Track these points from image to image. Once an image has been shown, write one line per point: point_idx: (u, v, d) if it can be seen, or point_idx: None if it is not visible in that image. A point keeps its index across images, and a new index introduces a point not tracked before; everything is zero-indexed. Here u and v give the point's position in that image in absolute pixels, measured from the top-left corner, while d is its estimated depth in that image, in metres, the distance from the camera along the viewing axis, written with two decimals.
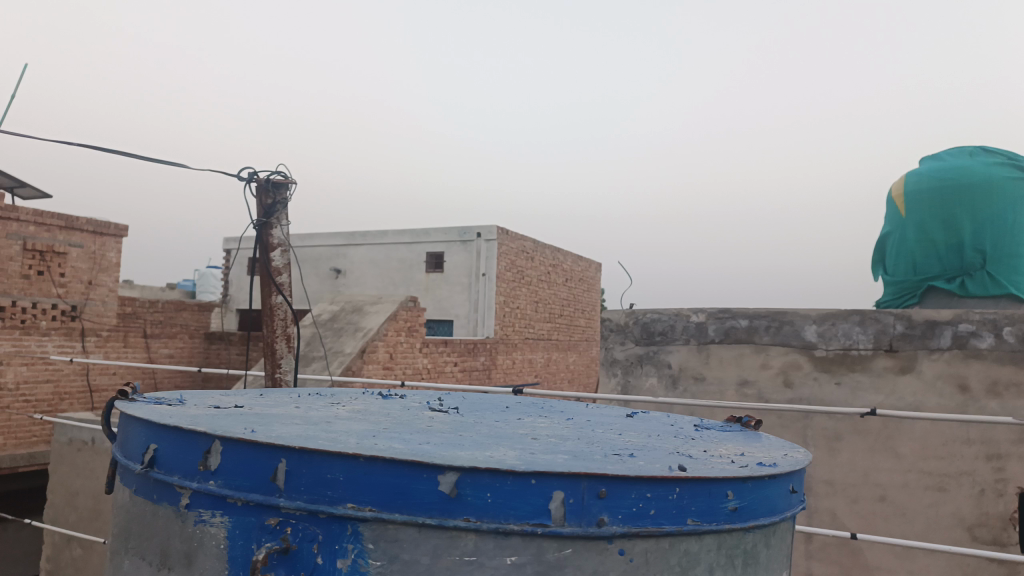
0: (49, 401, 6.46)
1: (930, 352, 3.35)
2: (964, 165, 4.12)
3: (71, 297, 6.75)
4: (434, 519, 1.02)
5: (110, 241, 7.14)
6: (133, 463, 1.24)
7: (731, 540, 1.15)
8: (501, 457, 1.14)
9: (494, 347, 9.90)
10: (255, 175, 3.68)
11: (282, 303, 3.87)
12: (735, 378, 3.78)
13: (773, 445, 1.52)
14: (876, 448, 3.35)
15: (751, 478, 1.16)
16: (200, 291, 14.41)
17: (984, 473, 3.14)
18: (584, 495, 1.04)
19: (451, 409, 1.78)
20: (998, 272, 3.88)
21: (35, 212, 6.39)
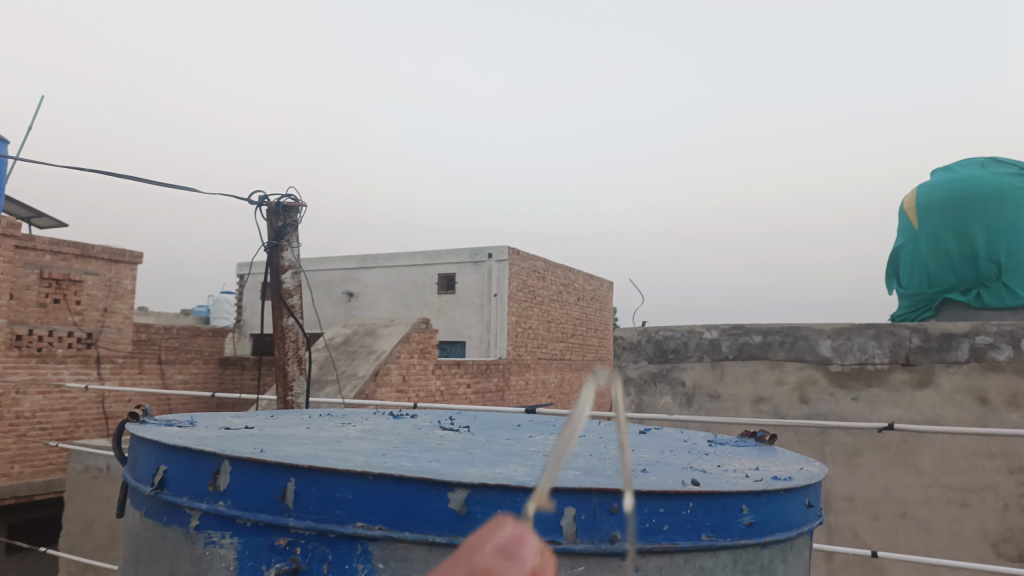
0: (65, 429, 6.51)
1: (948, 365, 3.31)
2: (976, 175, 4.10)
3: (87, 325, 6.80)
4: (444, 537, 1.01)
5: (124, 269, 7.19)
6: (142, 486, 1.24)
7: (747, 556, 1.13)
8: (512, 473, 1.13)
9: (508, 368, 9.89)
10: (265, 199, 3.71)
11: (293, 325, 3.88)
12: (750, 395, 3.74)
13: (788, 459, 1.50)
14: (896, 463, 3.30)
15: (766, 492, 1.15)
16: (214, 317, 14.51)
17: (1007, 487, 3.07)
18: (596, 510, 1.02)
19: (461, 428, 1.77)
20: (1014, 282, 3.81)
21: (51, 242, 6.45)
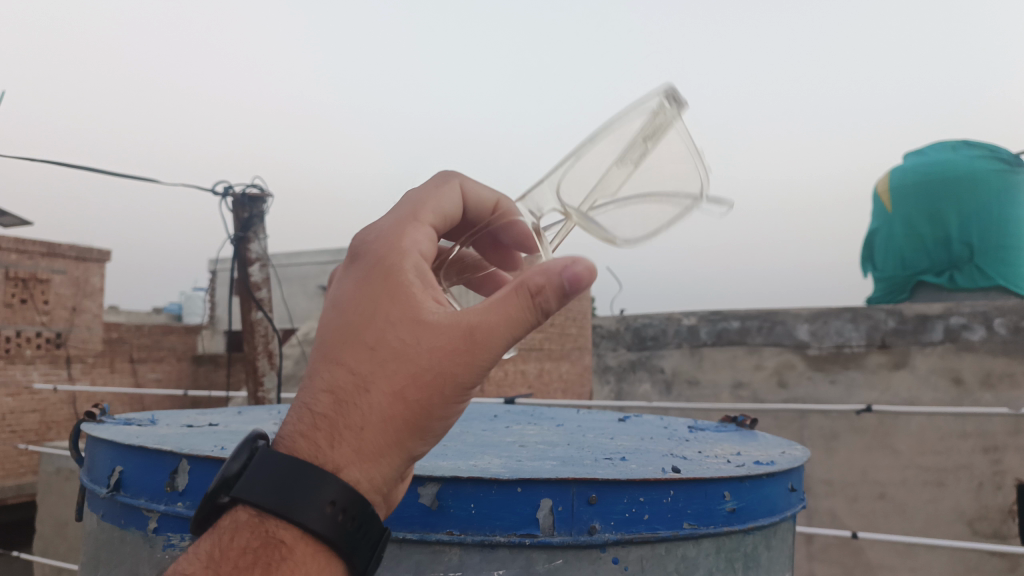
0: (36, 431, 6.38)
1: (923, 347, 3.32)
2: (947, 159, 4.06)
3: (56, 324, 6.65)
4: (416, 533, 0.98)
5: (93, 267, 7.01)
6: (98, 488, 1.19)
7: (730, 543, 1.10)
8: (486, 465, 1.09)
9: None
10: (230, 189, 3.63)
11: (262, 319, 3.81)
12: (729, 380, 3.73)
13: (770, 444, 1.47)
14: (873, 445, 3.31)
15: (749, 478, 1.12)
16: (187, 315, 14.30)
17: (982, 466, 3.09)
18: (574, 501, 0.99)
19: None
20: (986, 264, 3.86)
21: (15, 240, 6.26)
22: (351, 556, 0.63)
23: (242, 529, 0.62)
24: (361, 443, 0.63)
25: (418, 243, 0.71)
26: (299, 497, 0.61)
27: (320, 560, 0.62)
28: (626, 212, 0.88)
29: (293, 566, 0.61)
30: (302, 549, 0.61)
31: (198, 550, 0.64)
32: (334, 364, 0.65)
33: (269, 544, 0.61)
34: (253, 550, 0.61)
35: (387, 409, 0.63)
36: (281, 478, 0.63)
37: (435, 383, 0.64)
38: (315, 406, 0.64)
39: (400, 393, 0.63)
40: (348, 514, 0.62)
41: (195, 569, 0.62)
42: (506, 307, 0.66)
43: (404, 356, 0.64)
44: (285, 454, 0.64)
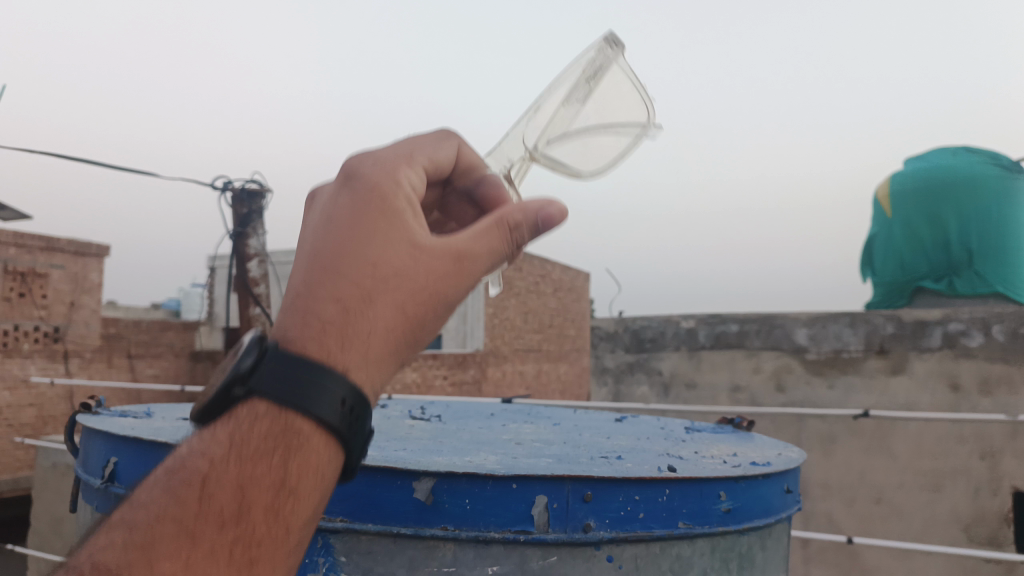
0: (33, 426, 6.38)
1: (921, 351, 3.32)
2: (947, 163, 4.06)
3: (54, 319, 6.65)
4: (410, 528, 0.98)
5: (92, 262, 7.01)
6: (93, 480, 1.18)
7: (725, 544, 1.09)
8: (481, 462, 1.08)
9: (484, 360, 10.34)
10: (229, 185, 3.63)
11: (260, 315, 3.81)
12: (726, 383, 3.72)
13: (766, 444, 1.46)
14: (871, 450, 3.31)
15: (745, 478, 1.11)
16: (186, 311, 14.31)
17: (979, 471, 3.09)
18: (568, 498, 0.98)
19: (432, 418, 1.72)
20: (985, 268, 3.87)
21: (15, 235, 6.25)
22: (352, 453, 0.54)
23: (256, 420, 0.52)
24: (366, 350, 0.54)
25: (407, 169, 0.63)
26: (318, 391, 0.51)
27: (337, 459, 0.53)
28: (583, 147, 1.02)
29: (309, 460, 0.51)
30: (318, 445, 0.52)
31: (202, 440, 0.53)
32: (331, 273, 0.55)
33: (285, 438, 0.51)
34: (270, 442, 0.51)
35: (394, 322, 0.55)
36: (291, 370, 0.52)
37: (435, 303, 0.58)
38: (315, 312, 0.54)
39: (405, 309, 0.56)
40: (360, 415, 0.53)
41: (201, 458, 0.51)
42: (482, 236, 0.63)
43: (408, 272, 0.57)
44: (291, 350, 0.52)
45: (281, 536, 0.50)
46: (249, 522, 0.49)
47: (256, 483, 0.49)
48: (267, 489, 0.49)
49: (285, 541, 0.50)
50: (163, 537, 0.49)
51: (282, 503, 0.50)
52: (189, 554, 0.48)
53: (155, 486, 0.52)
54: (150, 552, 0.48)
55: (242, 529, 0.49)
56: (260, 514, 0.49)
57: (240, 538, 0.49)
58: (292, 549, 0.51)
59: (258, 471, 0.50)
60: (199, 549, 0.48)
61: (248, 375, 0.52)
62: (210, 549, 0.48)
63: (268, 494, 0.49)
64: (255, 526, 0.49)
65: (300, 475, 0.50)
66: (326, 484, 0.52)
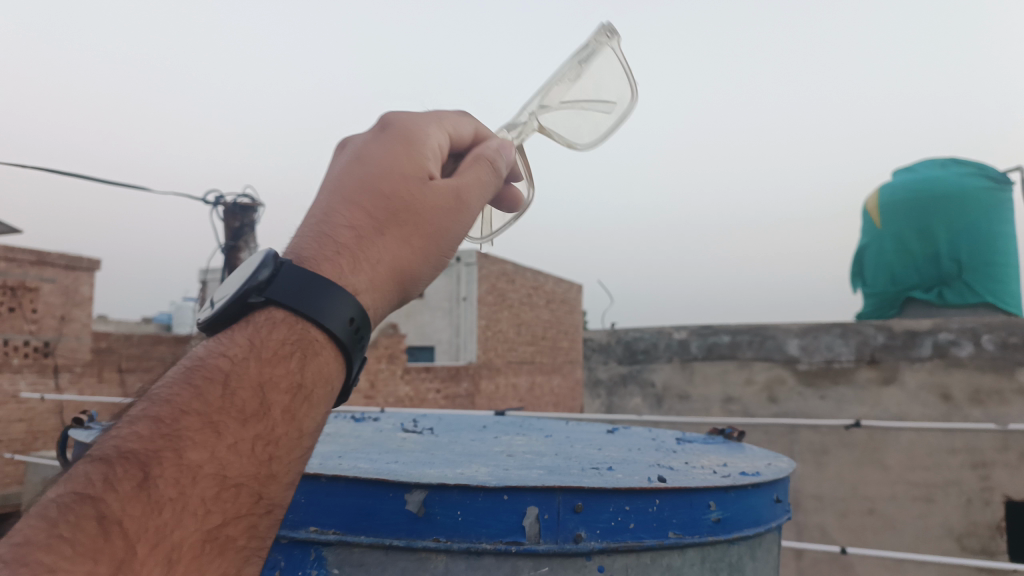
0: (22, 441, 6.34)
1: (912, 362, 3.34)
2: (935, 176, 4.11)
3: (44, 333, 6.62)
4: (401, 540, 0.98)
5: (83, 275, 6.99)
6: None
7: (716, 554, 1.10)
8: (473, 473, 1.09)
9: (477, 373, 10.32)
10: (222, 200, 3.65)
11: None
12: (719, 395, 3.73)
13: (756, 456, 1.47)
14: (863, 461, 3.32)
15: (734, 488, 1.12)
16: (178, 325, 14.28)
17: (971, 482, 3.11)
18: (559, 509, 0.99)
19: (424, 431, 1.72)
20: (975, 280, 3.90)
21: (5, 249, 6.23)
22: (352, 371, 0.56)
23: (274, 326, 0.54)
24: (374, 276, 0.56)
25: (422, 118, 0.66)
26: (333, 301, 0.53)
27: (342, 375, 0.55)
28: (575, 122, 1.01)
29: (321, 366, 0.53)
30: (328, 356, 0.54)
31: (216, 345, 0.54)
32: (346, 202, 0.58)
33: (303, 345, 0.53)
34: (288, 347, 0.53)
35: (399, 252, 0.57)
36: (306, 278, 0.54)
37: (437, 237, 0.60)
38: (330, 236, 0.57)
39: (412, 241, 0.58)
40: (364, 334, 0.55)
41: (220, 359, 0.52)
42: (481, 183, 0.66)
43: (416, 207, 0.59)
44: (306, 265, 0.55)
45: (294, 438, 0.52)
46: (270, 419, 0.50)
47: (278, 383, 0.51)
48: (287, 390, 0.51)
49: (297, 445, 0.52)
50: (187, 430, 0.49)
51: (298, 406, 0.52)
52: (215, 446, 0.48)
53: (167, 389, 0.52)
54: (175, 443, 0.48)
55: (264, 425, 0.50)
56: (279, 413, 0.51)
57: (261, 434, 0.50)
58: (300, 456, 0.52)
59: (279, 373, 0.51)
60: (223, 442, 0.49)
61: (265, 286, 0.55)
62: (233, 443, 0.49)
63: (287, 396, 0.51)
64: (275, 424, 0.51)
65: (315, 380, 0.53)
66: (331, 397, 0.54)
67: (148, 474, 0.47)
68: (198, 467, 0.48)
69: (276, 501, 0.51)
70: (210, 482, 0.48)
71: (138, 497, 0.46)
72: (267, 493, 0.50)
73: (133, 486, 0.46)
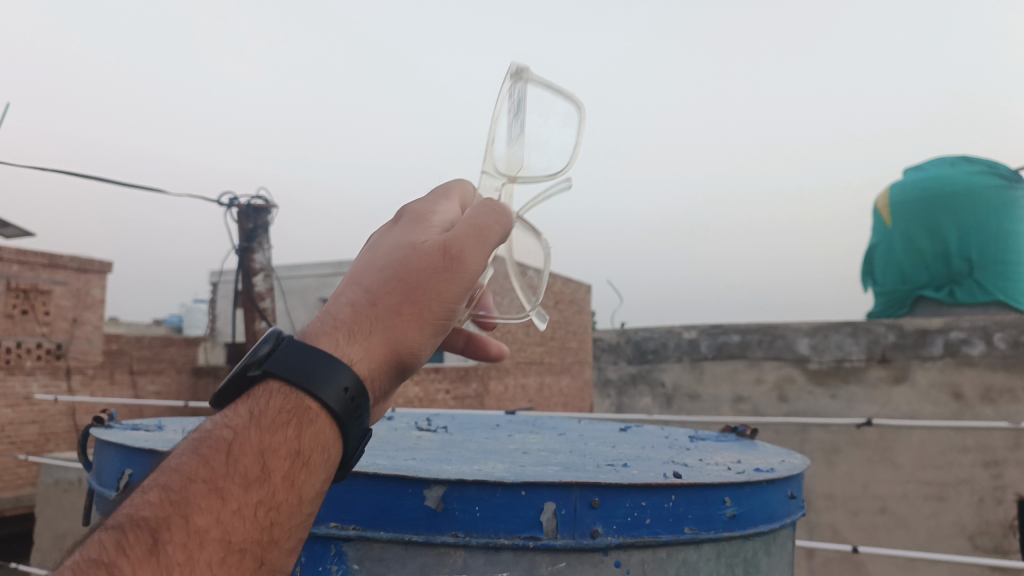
0: (35, 442, 6.40)
1: (923, 361, 3.33)
2: (945, 174, 4.09)
3: (56, 336, 6.67)
4: (421, 535, 1.00)
5: (94, 278, 7.04)
6: (108, 491, 1.29)
7: (731, 549, 1.11)
8: (490, 470, 1.10)
9: (486, 373, 10.35)
10: (235, 201, 3.67)
11: (265, 329, 3.84)
12: (729, 395, 3.73)
13: (769, 452, 1.48)
14: (874, 460, 3.32)
15: (748, 484, 1.13)
16: (187, 327, 14.36)
17: (983, 480, 3.10)
18: (576, 505, 1.00)
19: (439, 429, 1.74)
20: (985, 278, 3.89)
21: (17, 252, 6.27)
22: (351, 437, 0.57)
23: (272, 396, 0.55)
24: (368, 347, 0.59)
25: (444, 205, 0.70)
26: (323, 375, 0.55)
27: (339, 443, 0.57)
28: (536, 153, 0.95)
29: (316, 437, 0.55)
30: (325, 426, 0.55)
31: (222, 415, 0.55)
32: (354, 284, 0.62)
33: (298, 414, 0.55)
34: (285, 416, 0.54)
35: (390, 325, 0.59)
36: (303, 352, 0.57)
37: (433, 303, 0.60)
38: (333, 314, 0.61)
39: (403, 311, 0.60)
40: (360, 408, 0.56)
41: (225, 428, 0.54)
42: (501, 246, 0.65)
43: (415, 277, 0.61)
44: (304, 339, 0.58)
45: (295, 506, 0.53)
46: (271, 487, 0.52)
47: (278, 451, 0.53)
48: (285, 456, 0.53)
49: (297, 513, 0.53)
50: (193, 496, 0.50)
51: (297, 472, 0.53)
52: (219, 511, 0.50)
53: (177, 456, 0.53)
54: (182, 508, 0.50)
55: (266, 491, 0.52)
56: (280, 479, 0.52)
57: (264, 500, 0.52)
58: (300, 521, 0.54)
59: (277, 440, 0.53)
60: (228, 509, 0.50)
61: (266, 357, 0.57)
62: (237, 509, 0.51)
63: (287, 462, 0.53)
64: (275, 490, 0.52)
65: (312, 447, 0.54)
66: (329, 463, 0.56)
67: (158, 539, 0.48)
68: (204, 532, 0.49)
69: (278, 566, 0.53)
70: (216, 547, 0.49)
71: (148, 561, 0.47)
72: (271, 558, 0.52)
73: (144, 551, 0.48)
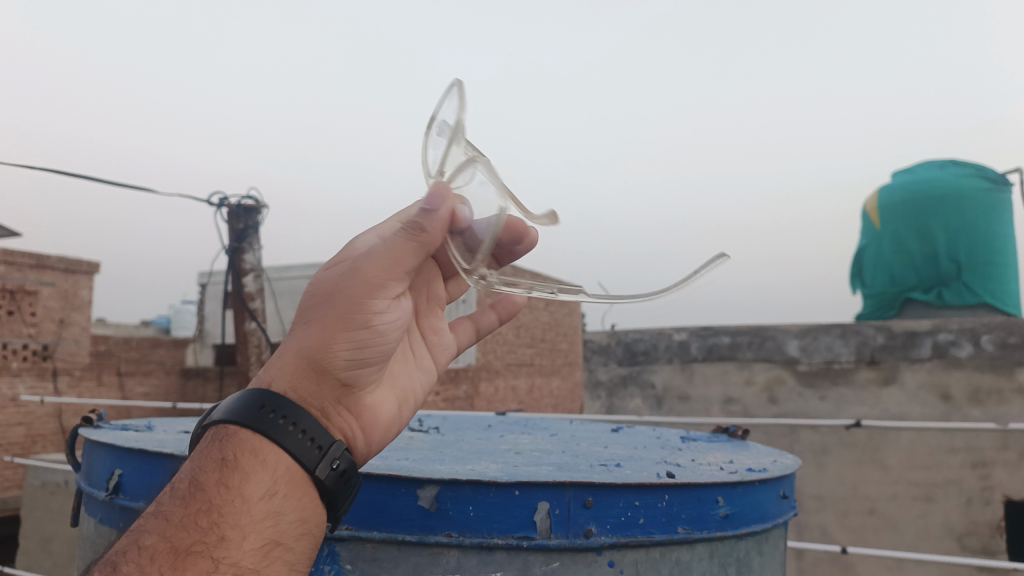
0: (21, 444, 6.35)
1: (912, 362, 3.35)
2: (933, 176, 4.10)
3: (43, 337, 6.60)
4: (414, 535, 0.99)
5: (81, 279, 6.98)
6: (97, 492, 1.28)
7: (723, 549, 1.11)
8: (483, 470, 1.10)
9: (476, 375, 10.34)
10: (225, 201, 3.65)
11: (256, 330, 3.81)
12: (719, 396, 3.74)
13: (761, 453, 1.48)
14: (863, 461, 3.33)
15: (741, 484, 1.13)
16: (176, 328, 14.25)
17: (971, 481, 3.12)
18: (570, 505, 1.00)
19: (431, 430, 1.73)
20: (973, 281, 3.92)
21: (5, 252, 6.21)
22: (278, 438, 0.74)
23: (210, 437, 0.76)
24: (283, 368, 0.77)
25: None
26: (249, 394, 0.75)
27: (270, 448, 0.74)
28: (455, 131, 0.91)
29: (238, 449, 0.73)
30: (249, 438, 0.74)
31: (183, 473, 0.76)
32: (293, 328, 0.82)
33: (225, 438, 0.74)
34: (215, 445, 0.74)
35: (297, 339, 0.76)
36: (234, 397, 0.78)
37: (320, 309, 0.76)
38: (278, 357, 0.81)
39: (308, 320, 0.76)
40: (274, 412, 0.74)
41: (178, 475, 0.74)
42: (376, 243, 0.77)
43: (312, 296, 0.77)
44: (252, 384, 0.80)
45: (237, 504, 0.70)
46: (205, 496, 0.70)
47: (206, 469, 0.72)
48: (213, 471, 0.71)
49: (238, 508, 0.70)
50: (151, 526, 0.70)
51: (225, 479, 0.71)
52: (166, 529, 0.68)
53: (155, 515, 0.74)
54: (142, 537, 0.69)
55: (199, 502, 0.69)
56: (213, 488, 0.70)
57: (201, 509, 0.69)
58: (243, 517, 0.70)
59: (206, 463, 0.72)
60: (173, 525, 0.68)
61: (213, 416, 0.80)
62: (179, 522, 0.68)
63: (215, 475, 0.71)
64: (209, 498, 0.70)
65: (236, 457, 0.73)
66: (267, 466, 0.73)
67: (118, 562, 0.67)
68: (157, 545, 0.67)
69: (236, 556, 0.68)
70: (166, 556, 0.66)
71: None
72: (224, 547, 0.68)
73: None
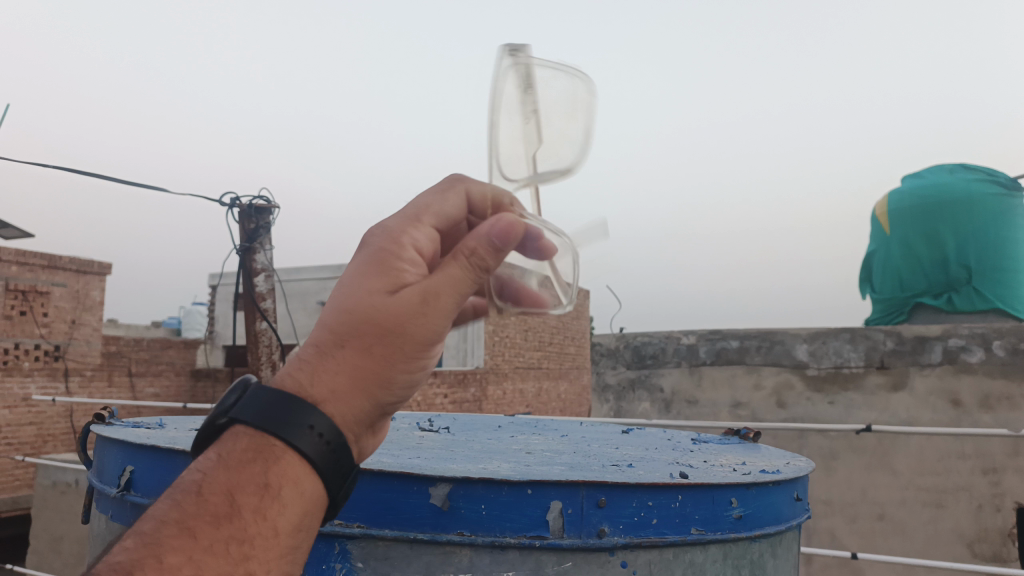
0: (32, 444, 6.38)
1: (922, 368, 3.33)
2: (944, 181, 4.08)
3: (54, 338, 6.62)
4: (426, 534, 0.99)
5: (92, 279, 7.01)
6: (109, 488, 1.28)
7: (737, 551, 1.10)
8: (495, 469, 1.10)
9: (484, 378, 10.34)
10: (237, 201, 3.66)
11: (266, 330, 3.82)
12: (728, 400, 3.72)
13: (773, 454, 1.47)
14: (873, 466, 3.31)
15: (755, 485, 1.12)
16: (185, 329, 14.27)
17: (981, 488, 3.10)
18: (583, 504, 1.00)
19: (441, 429, 1.73)
20: (983, 286, 3.88)
21: (17, 253, 6.24)
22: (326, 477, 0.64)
23: (236, 438, 0.64)
24: (331, 386, 0.65)
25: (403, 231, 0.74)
26: (291, 412, 0.63)
27: (310, 480, 0.64)
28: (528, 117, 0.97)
29: (280, 471, 0.62)
30: (294, 464, 0.63)
31: (196, 463, 0.64)
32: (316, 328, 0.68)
33: (263, 452, 0.63)
34: (249, 455, 0.63)
35: (354, 364, 0.66)
36: (264, 404, 0.64)
37: (396, 340, 0.66)
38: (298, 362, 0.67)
39: (370, 346, 0.66)
40: (329, 442, 0.64)
41: (195, 473, 0.63)
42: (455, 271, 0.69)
43: (377, 317, 0.66)
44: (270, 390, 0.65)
45: (269, 539, 0.61)
46: (240, 522, 0.60)
47: (245, 488, 0.61)
48: (253, 493, 0.61)
49: (270, 546, 0.60)
50: (165, 537, 0.59)
51: (264, 505, 0.61)
52: (192, 548, 0.58)
53: (154, 509, 0.62)
54: (154, 551, 0.58)
55: (233, 527, 0.59)
56: (248, 514, 0.60)
57: (233, 534, 0.59)
58: (276, 549, 0.61)
59: (245, 478, 0.61)
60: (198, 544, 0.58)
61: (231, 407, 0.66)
62: (208, 543, 0.58)
63: (255, 498, 0.61)
64: (245, 525, 0.60)
65: (279, 480, 0.62)
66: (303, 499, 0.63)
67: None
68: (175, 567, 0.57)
69: None
70: None
71: None
72: None
73: None
